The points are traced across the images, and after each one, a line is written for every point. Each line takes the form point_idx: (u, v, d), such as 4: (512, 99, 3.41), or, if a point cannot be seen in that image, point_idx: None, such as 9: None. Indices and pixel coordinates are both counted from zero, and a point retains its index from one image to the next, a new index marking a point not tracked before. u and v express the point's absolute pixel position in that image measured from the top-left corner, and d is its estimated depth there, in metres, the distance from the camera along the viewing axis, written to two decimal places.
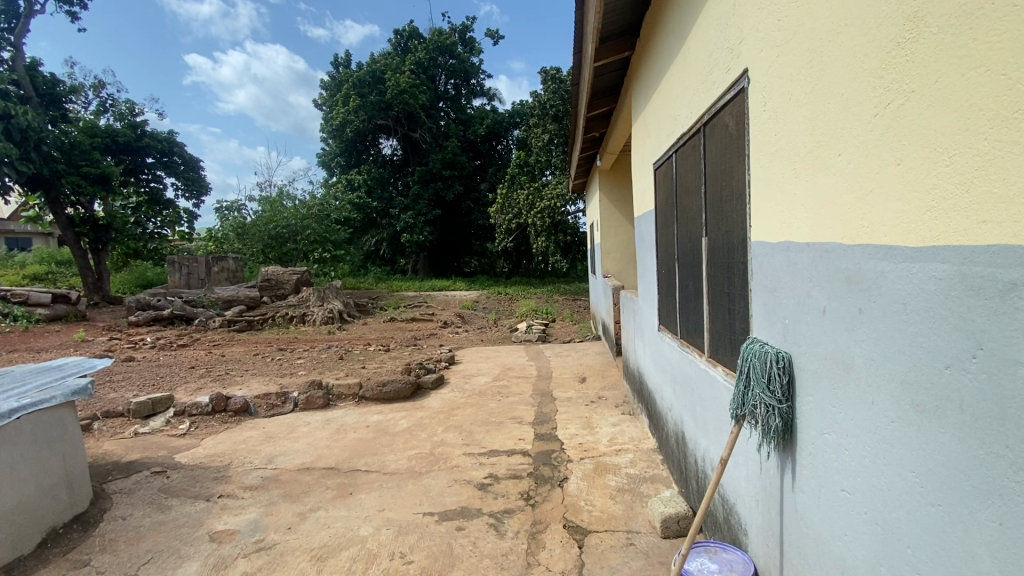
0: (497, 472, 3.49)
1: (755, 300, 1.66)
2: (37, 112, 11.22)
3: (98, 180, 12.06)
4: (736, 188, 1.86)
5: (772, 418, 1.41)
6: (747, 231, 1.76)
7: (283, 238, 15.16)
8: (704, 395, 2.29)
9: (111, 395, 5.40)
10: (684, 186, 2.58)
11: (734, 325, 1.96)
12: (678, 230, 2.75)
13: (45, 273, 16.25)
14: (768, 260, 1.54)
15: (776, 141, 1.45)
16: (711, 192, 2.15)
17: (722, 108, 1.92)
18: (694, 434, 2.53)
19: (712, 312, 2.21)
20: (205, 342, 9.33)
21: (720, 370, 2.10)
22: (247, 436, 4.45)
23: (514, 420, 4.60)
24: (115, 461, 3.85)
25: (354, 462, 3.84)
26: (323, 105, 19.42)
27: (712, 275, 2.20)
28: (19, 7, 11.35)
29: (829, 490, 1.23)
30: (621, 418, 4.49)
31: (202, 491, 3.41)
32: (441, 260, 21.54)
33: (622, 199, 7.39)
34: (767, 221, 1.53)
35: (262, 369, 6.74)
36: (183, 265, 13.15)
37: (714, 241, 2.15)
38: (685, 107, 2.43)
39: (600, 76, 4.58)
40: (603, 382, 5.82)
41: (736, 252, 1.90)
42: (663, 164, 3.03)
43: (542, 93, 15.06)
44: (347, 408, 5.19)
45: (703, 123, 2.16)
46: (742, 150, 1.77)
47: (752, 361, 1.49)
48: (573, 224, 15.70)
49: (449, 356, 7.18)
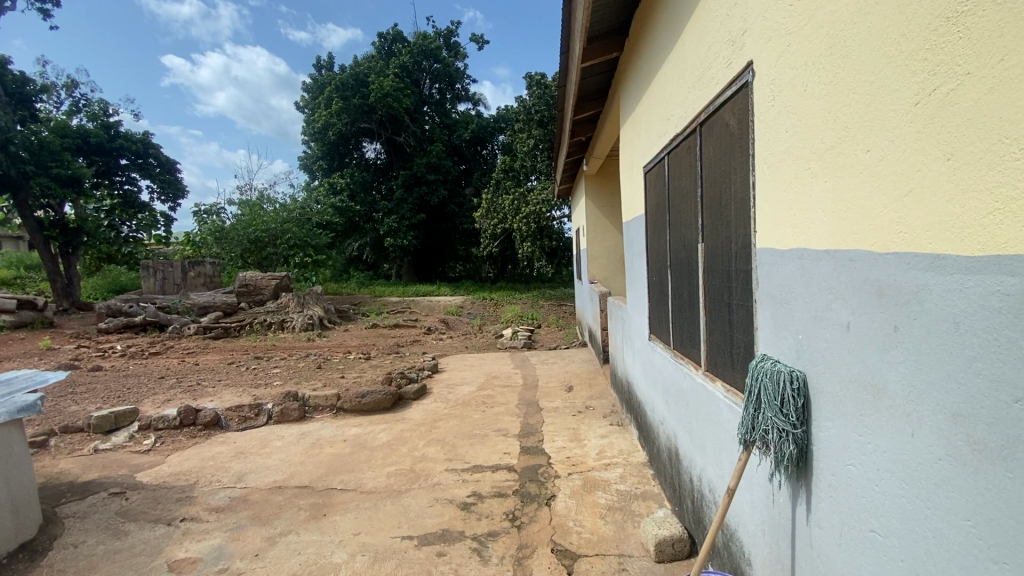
0: (481, 490, 3.31)
1: (761, 310, 1.53)
2: (5, 111, 10.84)
3: (69, 181, 11.65)
4: (737, 190, 1.73)
5: (786, 444, 1.27)
6: (751, 238, 1.62)
7: (263, 243, 14.78)
8: (699, 411, 2.16)
9: (72, 408, 5.09)
10: (678, 189, 2.46)
11: (735, 337, 1.83)
12: (671, 236, 2.63)
13: (13, 278, 15.65)
14: (777, 268, 1.41)
15: (787, 138, 1.33)
16: (708, 195, 2.02)
17: (723, 104, 1.79)
18: (689, 451, 2.38)
19: (710, 322, 2.08)
20: (178, 351, 8.97)
21: (719, 385, 1.96)
22: (215, 452, 4.20)
23: (499, 432, 4.42)
24: (70, 481, 3.58)
25: (329, 480, 3.62)
26: (305, 108, 19.12)
27: (709, 283, 2.07)
28: None
29: (854, 530, 1.09)
30: (609, 429, 4.35)
31: (163, 514, 3.16)
32: (425, 265, 21.27)
33: (608, 205, 7.30)
34: (776, 225, 1.40)
35: (236, 379, 6.46)
36: (158, 269, 12.75)
37: (711, 248, 2.02)
38: (679, 107, 2.31)
39: (587, 79, 4.48)
40: (590, 391, 5.67)
41: (738, 258, 1.77)
42: (654, 167, 2.91)
43: (526, 99, 14.99)
44: (324, 420, 4.96)
45: (699, 123, 2.04)
46: (745, 148, 1.64)
47: (763, 381, 1.35)
48: (558, 230, 15.62)
49: (432, 364, 6.98)
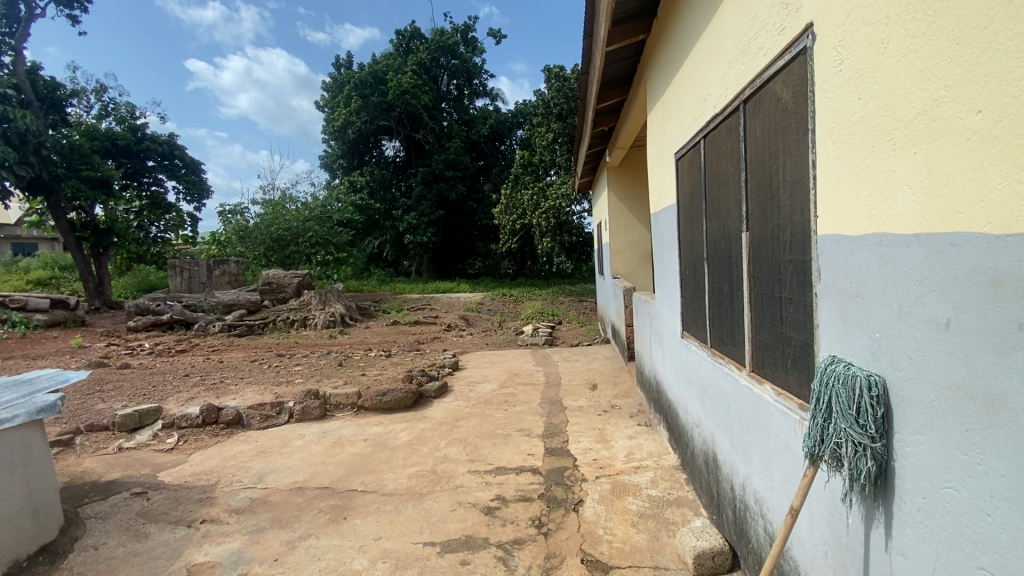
0: (505, 494, 3.18)
1: (823, 305, 1.36)
2: (38, 116, 11.12)
3: (99, 184, 11.87)
4: (790, 172, 1.56)
5: (862, 460, 1.10)
6: (808, 225, 1.46)
7: (286, 241, 14.92)
8: (744, 415, 1.98)
9: (98, 406, 5.13)
10: (715, 174, 2.29)
11: (787, 335, 1.66)
12: (707, 226, 2.45)
13: (48, 278, 16.19)
14: (845, 256, 1.24)
15: (861, 107, 1.15)
16: (753, 179, 1.85)
17: (773, 76, 1.61)
18: (731, 458, 2.21)
19: (756, 317, 1.91)
20: (204, 348, 9.08)
21: (768, 387, 1.77)
22: (237, 451, 4.16)
23: (522, 432, 4.28)
24: (93, 481, 3.57)
25: (349, 482, 3.53)
26: (325, 107, 19.22)
27: (754, 275, 1.90)
28: (20, 11, 11.21)
29: (954, 563, 0.92)
30: (636, 429, 4.17)
31: (184, 516, 3.12)
32: (444, 261, 21.25)
33: (632, 198, 7.09)
34: (845, 207, 1.23)
35: (257, 377, 6.45)
36: (184, 268, 12.98)
37: (757, 237, 1.85)
38: (718, 85, 2.14)
39: (612, 64, 4.29)
40: (615, 389, 5.48)
41: (790, 248, 1.60)
42: (688, 153, 2.73)
43: (545, 92, 14.76)
44: (344, 419, 4.90)
45: (743, 100, 1.86)
46: (800, 123, 1.47)
47: (833, 387, 1.17)
48: (578, 224, 15.41)
49: (453, 361, 6.87)
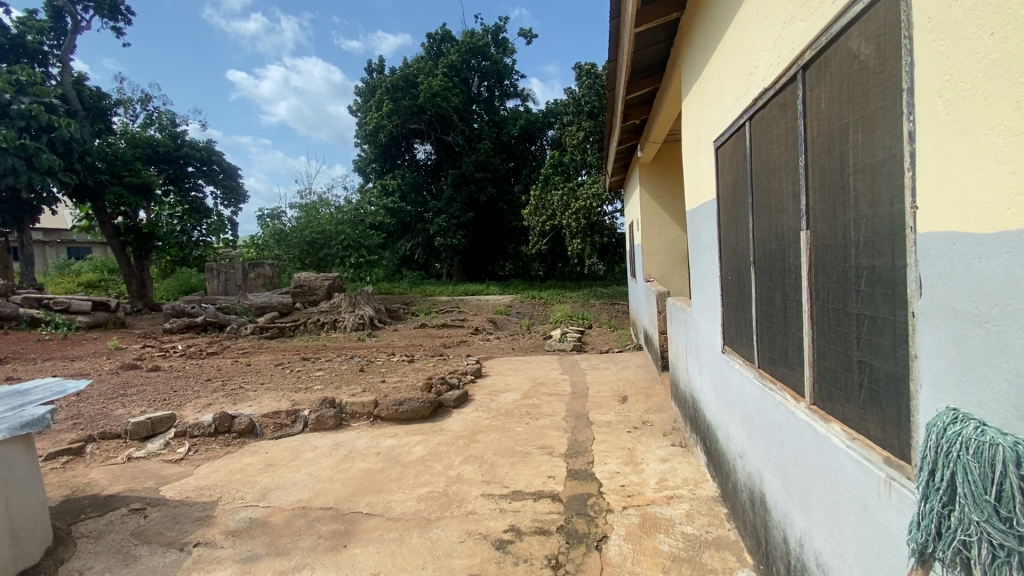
0: (520, 525, 2.85)
1: (923, 329, 0.99)
2: (83, 125, 11.55)
3: (141, 189, 12.14)
4: (869, 150, 1.18)
5: (1004, 572, 0.75)
6: (901, 222, 1.08)
7: (319, 244, 15.10)
8: (802, 459, 1.60)
9: (117, 412, 5.11)
10: (764, 162, 1.92)
11: (862, 363, 1.28)
12: (753, 223, 2.08)
13: (99, 281, 16.92)
14: (968, 264, 0.86)
15: (1000, 40, 0.79)
16: (815, 162, 1.48)
17: (846, 27, 1.24)
18: (783, 504, 1.83)
19: (819, 338, 1.53)
20: (233, 351, 9.11)
21: (836, 428, 1.40)
22: (244, 463, 3.98)
23: (543, 450, 3.94)
24: (94, 495, 3.46)
25: (355, 502, 3.29)
26: (357, 112, 19.37)
27: (816, 282, 1.52)
28: (67, 25, 11.67)
29: None
30: (670, 451, 3.77)
31: (178, 537, 2.95)
32: (475, 263, 21.08)
33: (667, 195, 6.65)
34: (968, 194, 0.86)
35: (278, 383, 6.33)
36: (221, 271, 13.28)
37: (822, 236, 1.47)
38: (767, 53, 1.77)
39: (641, 50, 3.94)
40: (647, 402, 5.06)
41: (864, 252, 1.24)
42: (728, 140, 2.36)
43: (576, 90, 14.37)
44: (359, 430, 4.69)
45: (802, 65, 1.49)
46: (888, 85, 1.10)
47: (949, 450, 0.82)
48: (610, 225, 14.91)
49: (476, 367, 6.61)
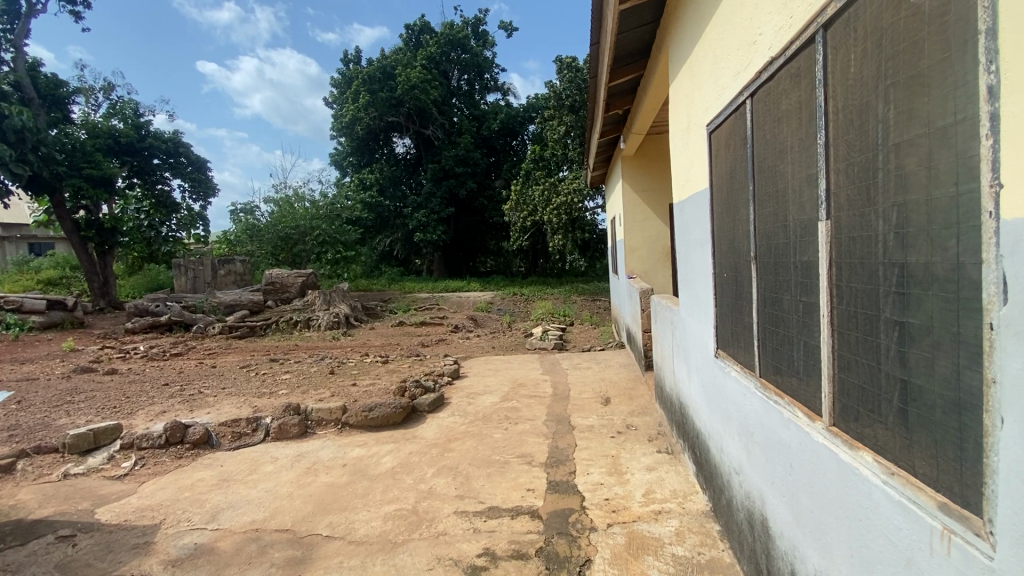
0: (495, 547, 2.59)
1: (1008, 346, 0.75)
2: (38, 114, 10.77)
3: (102, 182, 11.49)
4: (921, 118, 0.95)
5: None
6: (974, 210, 0.83)
7: (293, 240, 14.54)
8: (819, 486, 1.37)
9: (58, 423, 4.67)
10: (769, 143, 1.68)
11: (904, 381, 1.05)
12: (755, 214, 1.84)
13: (59, 279, 16.07)
14: None
15: None
16: (839, 140, 1.24)
17: None
18: (791, 533, 1.60)
19: (842, 348, 1.30)
20: (199, 351, 8.64)
21: (865, 457, 1.17)
22: (196, 479, 3.63)
23: (522, 459, 3.69)
24: (18, 520, 3.07)
25: (315, 522, 2.99)
26: (334, 104, 18.74)
27: (840, 284, 1.28)
28: (20, 7, 10.85)
29: None
30: (656, 458, 3.55)
31: (108, 570, 2.60)
32: (455, 259, 20.72)
33: (650, 189, 6.43)
34: None
35: (241, 386, 5.94)
36: (190, 268, 12.62)
37: (848, 226, 1.22)
38: (775, 14, 1.53)
39: (625, 33, 3.68)
40: (631, 405, 4.84)
41: (913, 247, 0.99)
42: (724, 122, 2.13)
43: (558, 84, 14.12)
44: (325, 439, 4.36)
45: (824, 24, 1.25)
46: (952, 32, 0.86)
47: None
48: (591, 221, 14.72)
49: (454, 368, 6.30)
